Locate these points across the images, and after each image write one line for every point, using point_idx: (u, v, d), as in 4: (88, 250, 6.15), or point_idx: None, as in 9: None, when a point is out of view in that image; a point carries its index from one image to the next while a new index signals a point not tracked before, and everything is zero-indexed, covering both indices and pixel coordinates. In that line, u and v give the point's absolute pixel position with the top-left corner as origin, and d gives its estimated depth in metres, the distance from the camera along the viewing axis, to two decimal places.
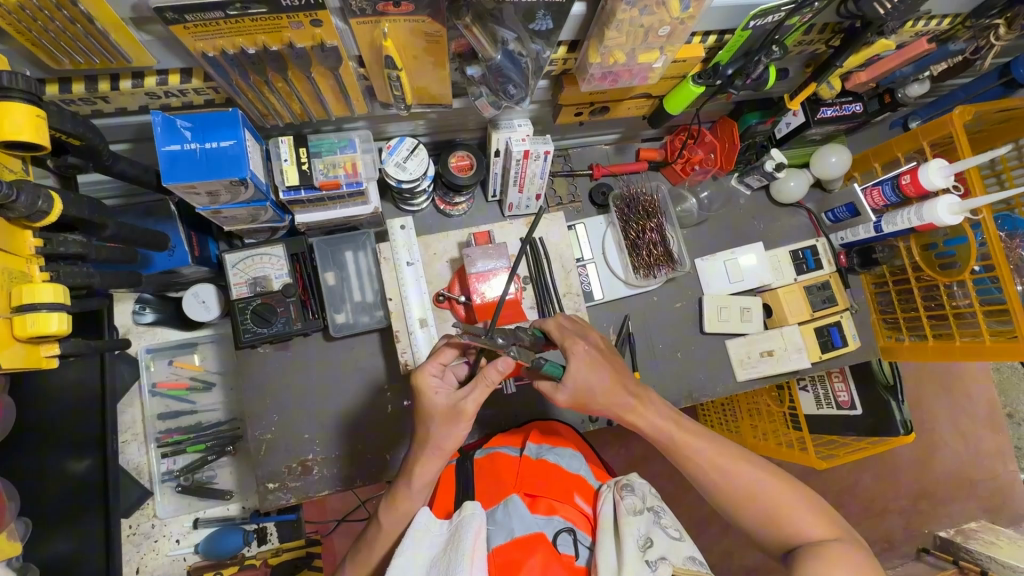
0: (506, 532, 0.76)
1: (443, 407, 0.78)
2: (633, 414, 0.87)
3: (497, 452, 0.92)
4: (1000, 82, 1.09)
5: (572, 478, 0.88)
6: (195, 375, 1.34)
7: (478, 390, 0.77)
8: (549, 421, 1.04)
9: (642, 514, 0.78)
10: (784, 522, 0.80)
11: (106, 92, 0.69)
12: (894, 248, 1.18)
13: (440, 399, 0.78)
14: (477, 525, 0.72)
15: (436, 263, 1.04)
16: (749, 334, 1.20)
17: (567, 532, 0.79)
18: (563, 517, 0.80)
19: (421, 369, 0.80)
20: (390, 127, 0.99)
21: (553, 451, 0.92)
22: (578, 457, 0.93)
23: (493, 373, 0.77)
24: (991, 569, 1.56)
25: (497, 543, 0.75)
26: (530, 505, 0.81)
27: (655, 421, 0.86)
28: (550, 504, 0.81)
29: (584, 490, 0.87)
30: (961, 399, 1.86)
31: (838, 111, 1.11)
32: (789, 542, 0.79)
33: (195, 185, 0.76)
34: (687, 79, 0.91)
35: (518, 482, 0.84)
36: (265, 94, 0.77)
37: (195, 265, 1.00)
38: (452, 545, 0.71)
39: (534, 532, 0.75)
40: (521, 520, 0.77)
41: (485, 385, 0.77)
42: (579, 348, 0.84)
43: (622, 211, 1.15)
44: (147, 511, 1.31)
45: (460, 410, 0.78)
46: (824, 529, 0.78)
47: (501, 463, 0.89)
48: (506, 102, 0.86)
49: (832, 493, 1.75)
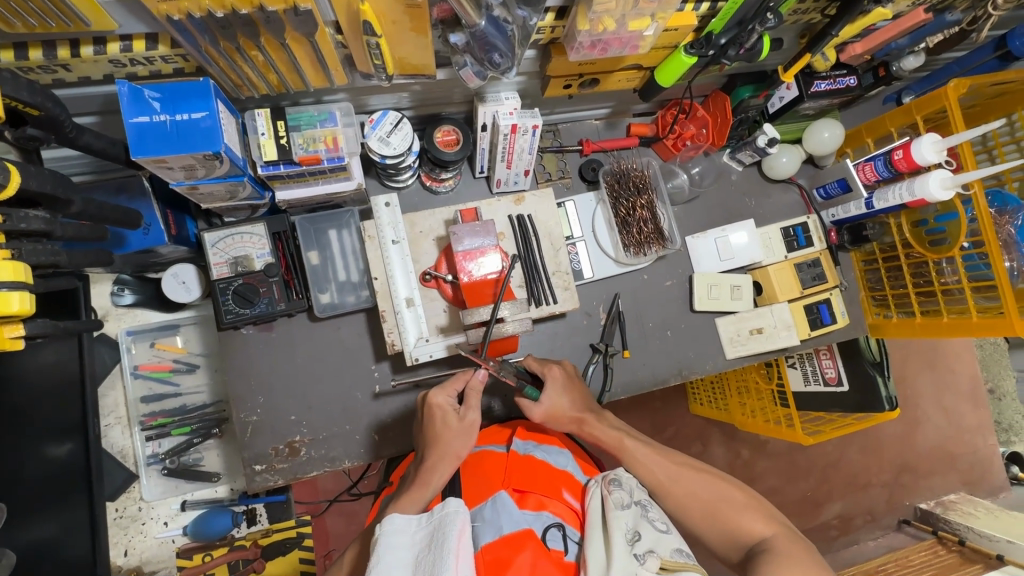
0: (495, 529, 0.75)
1: (455, 423, 0.85)
2: (587, 430, 0.92)
3: (484, 450, 0.93)
4: (994, 55, 1.07)
5: (559, 474, 0.87)
6: (178, 358, 1.31)
7: (473, 401, 0.86)
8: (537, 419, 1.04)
9: (629, 507, 0.79)
10: (740, 523, 0.82)
11: (66, 60, 0.65)
12: (883, 225, 1.20)
13: (455, 414, 0.86)
14: (463, 523, 0.69)
15: (423, 241, 1.01)
16: (738, 312, 1.20)
17: (556, 527, 0.78)
18: (552, 513, 0.80)
19: (437, 389, 0.88)
20: (372, 100, 0.95)
21: (540, 448, 0.92)
22: (563, 454, 0.93)
23: (475, 382, 0.88)
24: (968, 539, 1.62)
25: (486, 541, 0.74)
26: (518, 500, 0.80)
27: (606, 433, 0.92)
28: (538, 500, 0.80)
29: (571, 485, 0.87)
30: (945, 375, 1.89)
31: (832, 84, 1.09)
32: (743, 541, 0.81)
33: (168, 160, 0.73)
34: (679, 49, 0.88)
35: (507, 480, 0.84)
36: (238, 62, 0.73)
37: (172, 245, 0.97)
38: (436, 544, 0.68)
39: (522, 529, 0.74)
40: (510, 516, 0.76)
41: (476, 396, 0.87)
42: (556, 372, 0.94)
43: (612, 187, 1.13)
44: (133, 494, 1.30)
45: (470, 423, 0.85)
46: (769, 526, 0.81)
47: (488, 462, 0.90)
48: (491, 72, 0.81)
49: (817, 468, 1.79)
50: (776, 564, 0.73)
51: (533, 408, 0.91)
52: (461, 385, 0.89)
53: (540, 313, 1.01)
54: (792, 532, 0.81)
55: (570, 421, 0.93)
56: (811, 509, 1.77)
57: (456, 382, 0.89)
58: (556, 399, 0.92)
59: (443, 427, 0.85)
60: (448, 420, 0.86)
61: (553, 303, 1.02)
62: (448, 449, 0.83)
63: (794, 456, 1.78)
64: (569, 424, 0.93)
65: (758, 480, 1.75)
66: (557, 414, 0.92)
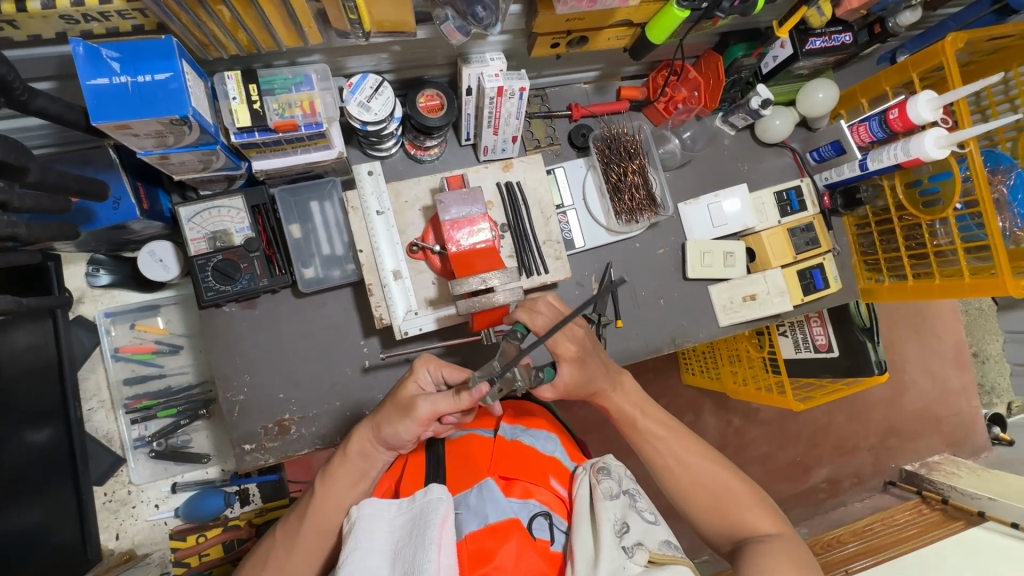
0: (480, 517, 0.73)
1: (404, 395, 0.82)
2: (602, 398, 0.92)
3: (471, 434, 0.90)
4: (992, 9, 1.05)
5: (547, 460, 0.87)
6: (161, 339, 1.28)
7: (446, 400, 0.79)
8: (524, 402, 1.03)
9: (617, 498, 0.79)
10: (733, 514, 0.84)
11: (11, 15, 0.60)
12: (877, 187, 1.18)
13: (415, 391, 0.83)
14: (446, 510, 0.68)
15: (408, 211, 0.97)
16: (732, 279, 1.18)
17: (543, 516, 0.77)
18: (539, 501, 0.79)
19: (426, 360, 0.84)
20: (350, 63, 0.90)
21: (528, 433, 0.91)
22: (552, 439, 0.92)
23: (464, 395, 0.78)
24: (951, 497, 1.63)
25: (471, 529, 0.72)
26: (504, 488, 0.79)
27: (620, 406, 0.93)
28: (525, 488, 0.80)
29: (559, 472, 0.86)
30: (930, 340, 1.92)
31: (827, 41, 1.06)
32: (738, 534, 0.83)
33: (131, 126, 0.69)
34: (671, 2, 0.82)
35: (492, 467, 0.82)
36: (203, 19, 0.68)
37: (145, 220, 0.93)
38: (417, 532, 0.68)
39: (509, 518, 0.72)
40: (496, 504, 0.74)
41: (453, 403, 0.79)
42: (568, 347, 0.85)
43: (604, 153, 1.10)
44: (121, 478, 1.28)
45: (411, 406, 0.80)
46: (772, 523, 0.82)
47: (474, 445, 0.87)
48: (474, 28, 0.76)
49: (807, 433, 1.82)
50: (762, 558, 0.75)
51: (546, 390, 0.86)
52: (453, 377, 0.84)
53: (532, 283, 0.99)
54: (793, 533, 0.81)
55: (586, 393, 0.90)
56: (800, 473, 1.80)
57: (450, 373, 0.84)
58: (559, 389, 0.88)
59: (390, 397, 0.84)
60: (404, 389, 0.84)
61: (543, 273, 1.00)
62: (374, 417, 0.85)
63: (785, 423, 1.80)
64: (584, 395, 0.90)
65: (750, 447, 1.77)
66: (573, 388, 0.87)
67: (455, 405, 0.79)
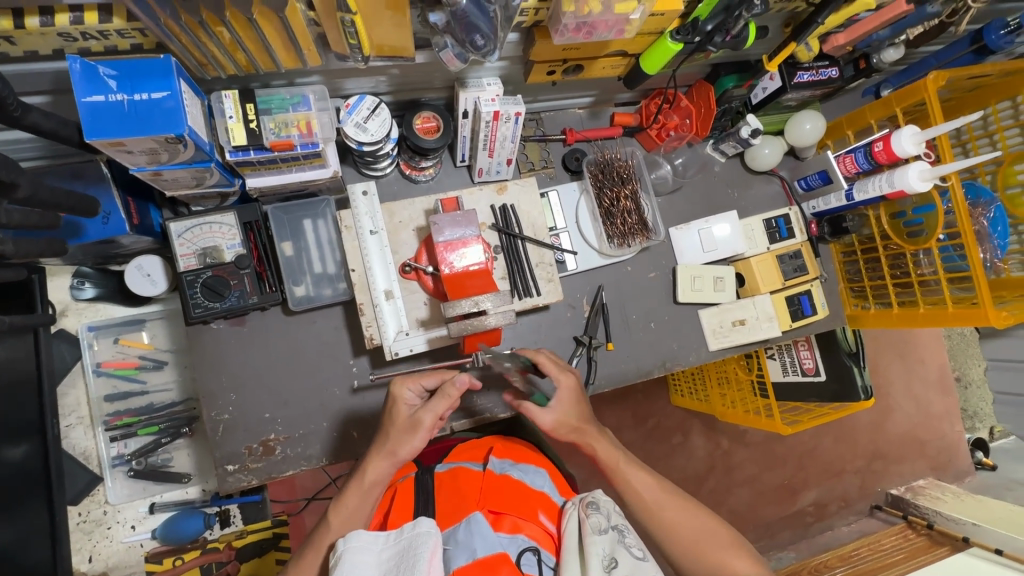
0: (468, 552, 0.73)
1: (402, 417, 0.85)
2: (587, 443, 0.93)
3: (459, 467, 0.90)
4: (971, 49, 1.07)
5: (536, 495, 0.86)
6: (145, 354, 1.25)
7: (439, 403, 0.83)
8: (511, 438, 1.03)
9: (606, 533, 0.78)
10: (714, 555, 0.83)
11: (9, 31, 0.60)
12: (862, 217, 1.21)
13: (409, 411, 0.86)
14: (435, 544, 0.68)
15: (402, 231, 0.97)
16: (721, 304, 1.20)
17: (531, 551, 0.76)
18: (528, 536, 0.78)
19: (399, 380, 0.86)
20: (348, 84, 0.90)
21: (517, 467, 0.90)
22: (541, 474, 0.91)
23: (450, 389, 0.83)
24: (936, 522, 1.64)
25: (459, 565, 0.72)
26: (493, 522, 0.78)
27: (607, 450, 0.93)
28: (514, 522, 0.79)
29: (548, 507, 0.85)
30: (914, 364, 1.95)
31: (814, 75, 1.08)
32: None
33: (124, 143, 0.68)
34: (665, 35, 0.86)
35: (481, 501, 0.82)
36: (203, 39, 0.68)
37: (135, 235, 0.92)
38: (406, 566, 0.67)
39: (497, 552, 0.72)
40: (484, 539, 0.74)
41: (444, 401, 0.83)
42: (570, 381, 0.92)
43: (597, 177, 1.11)
44: (97, 498, 1.25)
45: (417, 421, 0.84)
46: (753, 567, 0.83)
47: (463, 479, 0.87)
48: (472, 55, 0.77)
49: (794, 456, 1.82)
50: None
51: (544, 414, 0.91)
52: (433, 382, 0.87)
53: (524, 305, 0.99)
54: None
55: (571, 430, 0.92)
56: (788, 496, 1.80)
57: (428, 379, 0.86)
58: (565, 408, 0.91)
59: (387, 422, 0.86)
60: (400, 413, 0.85)
61: (536, 295, 1.00)
62: (384, 446, 0.85)
63: (772, 445, 1.81)
64: (571, 435, 0.93)
65: (737, 469, 1.77)
66: (564, 422, 0.91)
67: (448, 403, 0.84)
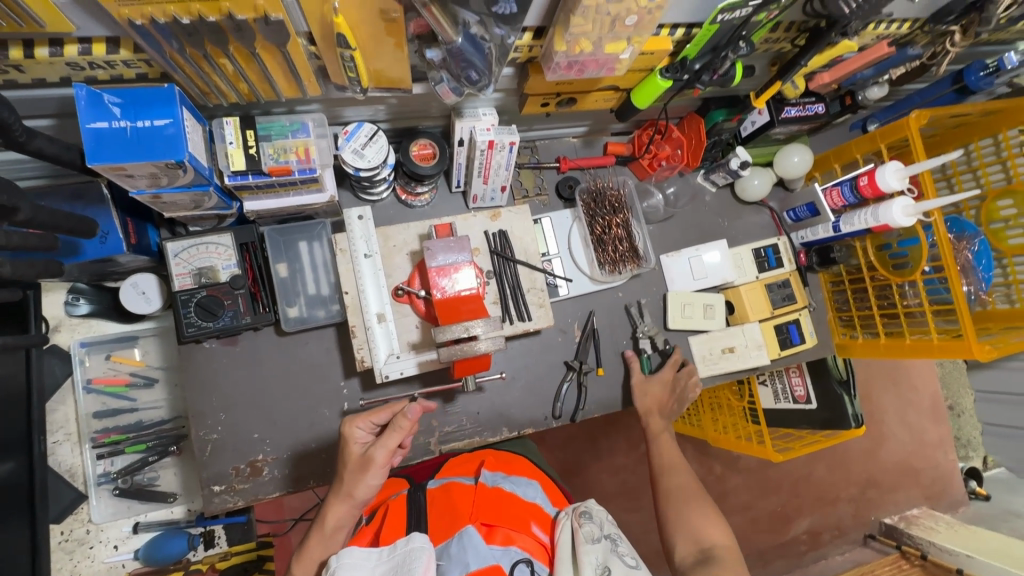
0: (461, 566, 0.74)
1: (356, 456, 0.85)
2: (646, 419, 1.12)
3: (450, 483, 0.90)
4: (953, 88, 1.12)
5: (529, 507, 0.86)
6: (136, 371, 1.26)
7: (389, 437, 0.82)
8: (506, 454, 1.04)
9: (599, 542, 0.79)
10: (695, 512, 0.95)
11: (19, 60, 0.62)
12: (849, 248, 1.23)
13: (361, 449, 0.85)
14: (429, 559, 0.69)
15: (396, 256, 0.99)
16: (712, 331, 1.21)
17: (525, 563, 0.76)
18: (521, 548, 0.78)
19: (350, 419, 0.86)
20: (347, 112, 0.93)
21: (508, 480, 0.91)
22: (533, 485, 0.92)
23: (403, 420, 0.81)
24: (930, 553, 1.63)
25: None
26: (486, 535, 0.78)
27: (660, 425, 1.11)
28: (507, 534, 0.79)
29: (540, 518, 0.86)
30: (906, 392, 1.95)
31: (801, 111, 1.12)
32: (698, 539, 0.91)
33: (126, 167, 0.70)
34: (654, 73, 0.89)
35: (473, 513, 0.81)
36: (206, 70, 0.71)
37: (132, 254, 0.93)
38: None
39: (491, 564, 0.73)
40: (476, 552, 0.75)
41: (397, 433, 0.83)
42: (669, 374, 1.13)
43: (589, 206, 1.14)
44: (81, 516, 1.23)
45: (369, 457, 0.83)
46: (726, 537, 0.91)
47: (456, 493, 0.86)
48: (468, 89, 0.80)
49: (787, 483, 1.82)
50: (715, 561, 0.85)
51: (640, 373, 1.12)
52: (384, 417, 0.87)
53: (515, 330, 1.00)
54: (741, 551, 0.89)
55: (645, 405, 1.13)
56: (781, 524, 1.79)
57: (379, 415, 0.86)
58: (654, 383, 1.12)
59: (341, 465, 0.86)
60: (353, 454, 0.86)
61: (527, 320, 1.02)
62: (340, 490, 0.84)
63: (764, 472, 1.81)
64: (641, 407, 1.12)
65: (730, 495, 1.76)
66: (646, 390, 1.12)
67: (400, 432, 0.83)
